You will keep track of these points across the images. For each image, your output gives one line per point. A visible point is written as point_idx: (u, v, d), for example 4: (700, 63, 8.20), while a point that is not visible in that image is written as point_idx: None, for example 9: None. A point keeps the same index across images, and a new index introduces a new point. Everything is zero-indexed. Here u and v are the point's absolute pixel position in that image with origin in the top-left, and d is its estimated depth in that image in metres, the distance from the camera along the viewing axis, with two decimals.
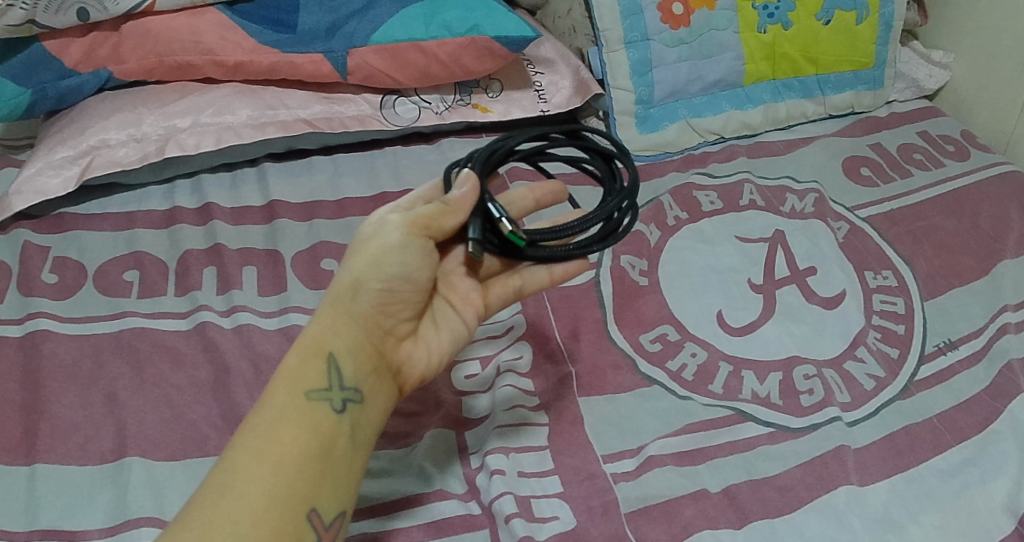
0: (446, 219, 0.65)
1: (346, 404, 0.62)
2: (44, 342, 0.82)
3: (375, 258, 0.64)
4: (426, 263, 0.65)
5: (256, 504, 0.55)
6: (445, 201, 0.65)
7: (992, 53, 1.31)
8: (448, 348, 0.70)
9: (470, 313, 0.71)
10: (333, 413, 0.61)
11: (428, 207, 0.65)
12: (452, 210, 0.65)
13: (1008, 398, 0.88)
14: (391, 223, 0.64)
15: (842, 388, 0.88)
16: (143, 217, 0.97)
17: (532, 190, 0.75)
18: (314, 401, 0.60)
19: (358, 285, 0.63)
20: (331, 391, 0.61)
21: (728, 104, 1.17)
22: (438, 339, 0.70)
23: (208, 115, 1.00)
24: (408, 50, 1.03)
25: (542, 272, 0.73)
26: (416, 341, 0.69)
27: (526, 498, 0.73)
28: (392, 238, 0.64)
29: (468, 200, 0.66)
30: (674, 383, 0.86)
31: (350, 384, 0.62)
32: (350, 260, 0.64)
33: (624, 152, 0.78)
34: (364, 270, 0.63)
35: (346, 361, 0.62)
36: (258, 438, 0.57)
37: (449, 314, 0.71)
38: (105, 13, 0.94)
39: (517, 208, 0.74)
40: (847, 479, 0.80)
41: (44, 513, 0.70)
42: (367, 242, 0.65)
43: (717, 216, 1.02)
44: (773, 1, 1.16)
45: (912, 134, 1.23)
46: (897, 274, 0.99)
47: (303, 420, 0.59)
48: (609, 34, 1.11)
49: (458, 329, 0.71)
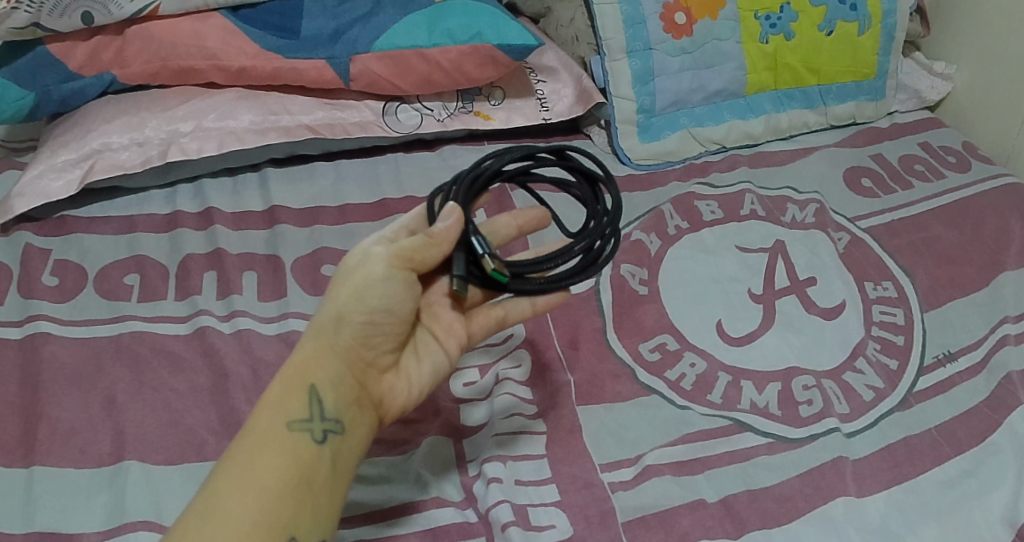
0: (428, 252, 0.65)
1: (327, 434, 0.61)
2: (44, 345, 0.82)
3: (357, 290, 0.63)
4: (409, 295, 0.65)
5: (239, 534, 0.55)
6: (429, 234, 0.65)
7: (993, 65, 1.31)
8: (430, 380, 0.69)
9: (452, 343, 0.70)
10: (313, 443, 0.60)
11: (412, 240, 0.64)
12: (436, 243, 0.65)
13: (1008, 410, 0.88)
14: (374, 255, 0.64)
15: (842, 398, 0.88)
16: (144, 221, 0.97)
17: (515, 217, 0.75)
18: (295, 431, 0.60)
19: (340, 317, 0.63)
20: (312, 422, 0.61)
21: (730, 114, 1.17)
22: (418, 371, 0.69)
23: (211, 119, 1.01)
24: (411, 57, 1.03)
25: (526, 303, 0.73)
26: (397, 374, 0.68)
27: (523, 507, 0.73)
28: (376, 269, 0.63)
29: (454, 233, 0.66)
30: (674, 393, 0.86)
31: (331, 415, 0.62)
32: (332, 292, 0.64)
33: (608, 175, 0.77)
34: (347, 302, 0.63)
35: (327, 391, 0.62)
36: (240, 468, 0.57)
37: (430, 345, 0.70)
38: (109, 16, 0.94)
39: (500, 236, 0.74)
40: (844, 490, 0.79)
41: (42, 515, 0.70)
42: (351, 273, 0.64)
43: (717, 226, 1.02)
44: (775, 11, 1.16)
45: (913, 145, 1.23)
46: (897, 286, 0.99)
47: (284, 450, 0.59)
48: (611, 43, 1.11)
49: (440, 360, 0.70)
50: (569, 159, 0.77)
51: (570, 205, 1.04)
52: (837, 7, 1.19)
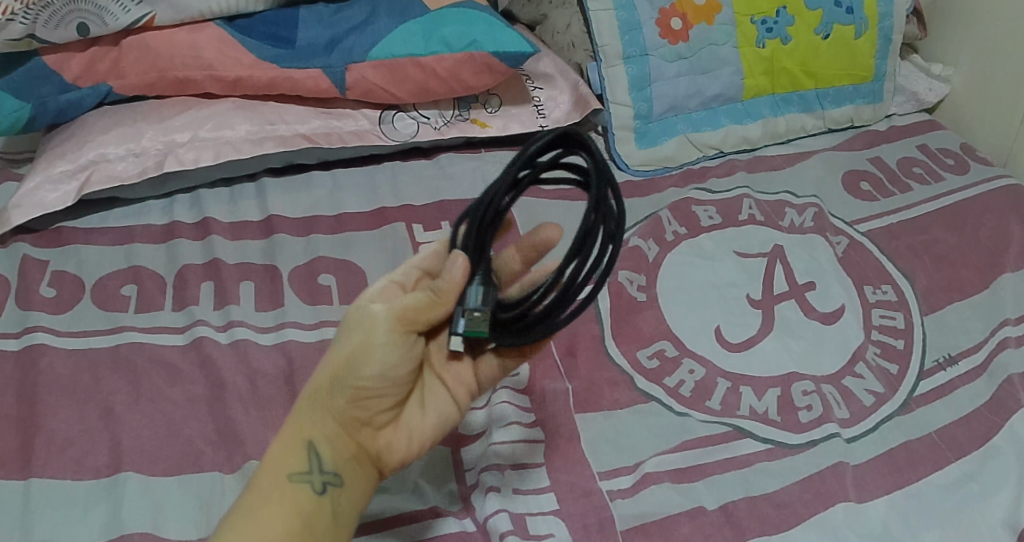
0: (432, 313, 0.62)
1: (327, 486, 0.61)
2: (41, 356, 0.81)
3: (356, 351, 0.62)
4: (411, 355, 0.63)
5: None
6: (434, 290, 0.62)
7: (992, 67, 1.30)
8: (434, 431, 0.67)
9: (460, 392, 0.68)
10: (313, 495, 0.60)
11: (413, 299, 0.62)
12: (441, 302, 0.62)
13: (1008, 413, 0.87)
14: (374, 315, 0.62)
15: (841, 403, 0.87)
16: (142, 232, 0.97)
17: (520, 247, 0.70)
18: (295, 484, 0.60)
19: (339, 377, 0.62)
20: (311, 474, 0.61)
21: (727, 119, 1.17)
22: (423, 422, 0.67)
23: (208, 130, 1.01)
24: (407, 65, 1.03)
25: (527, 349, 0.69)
26: (397, 427, 0.66)
27: (521, 516, 0.72)
28: (374, 333, 0.61)
29: (457, 286, 0.61)
30: (673, 400, 0.85)
31: (331, 467, 0.61)
32: (332, 350, 0.63)
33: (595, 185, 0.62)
34: (346, 363, 0.62)
35: (326, 447, 0.62)
36: (242, 521, 0.57)
37: (438, 394, 0.68)
38: (105, 28, 0.94)
39: (507, 271, 0.70)
40: (845, 495, 0.78)
41: (39, 528, 0.69)
42: (351, 332, 0.63)
43: (716, 231, 1.02)
44: (772, 15, 1.16)
45: (912, 148, 1.22)
46: (897, 289, 0.98)
47: (283, 504, 0.59)
48: (607, 49, 1.11)
49: (446, 410, 0.68)
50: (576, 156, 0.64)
51: (567, 212, 1.04)
52: (834, 11, 1.19)
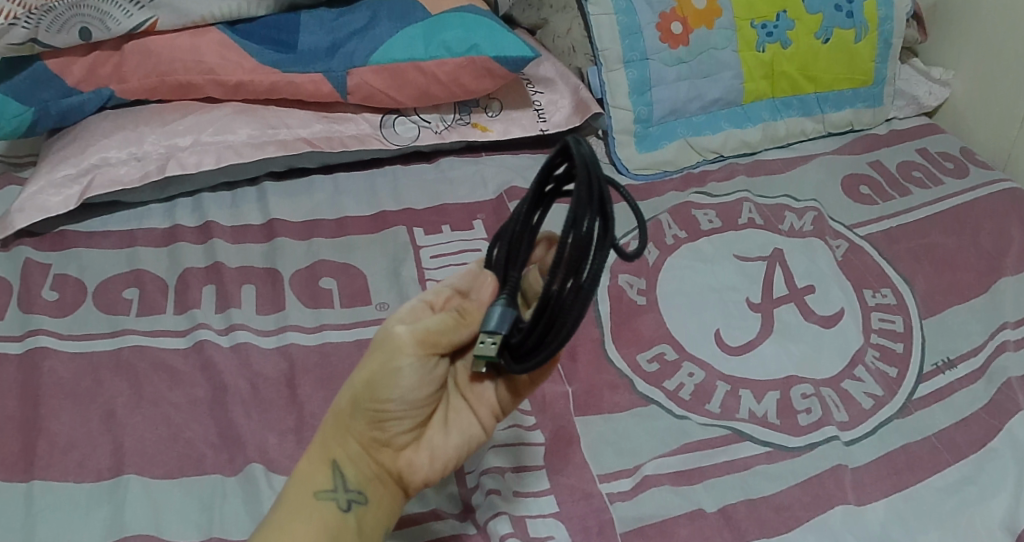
0: (453, 334, 0.61)
1: (353, 504, 0.62)
2: (44, 360, 0.81)
3: (378, 374, 0.61)
4: (434, 376, 0.62)
5: None
6: (460, 312, 0.61)
7: (992, 71, 1.30)
8: (459, 452, 0.65)
9: (486, 412, 0.66)
10: (339, 512, 0.61)
11: (436, 320, 0.61)
12: (465, 323, 0.61)
13: (1007, 416, 0.87)
14: (396, 337, 0.60)
15: (840, 406, 0.87)
16: (144, 235, 0.97)
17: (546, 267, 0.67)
18: (321, 501, 0.61)
19: (359, 400, 0.61)
20: (337, 492, 0.62)
21: (728, 123, 1.17)
22: (446, 443, 0.65)
23: (209, 134, 1.02)
24: (408, 69, 1.04)
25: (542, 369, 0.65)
26: (419, 447, 0.64)
27: (521, 519, 0.72)
28: (395, 356, 0.60)
29: (481, 308, 0.62)
30: (672, 403, 0.85)
31: (356, 486, 0.62)
32: (355, 372, 0.62)
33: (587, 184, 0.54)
34: (367, 386, 0.61)
35: (350, 467, 0.62)
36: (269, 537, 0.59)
37: (463, 415, 0.66)
38: (107, 32, 0.95)
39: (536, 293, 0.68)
40: (844, 498, 0.79)
41: (42, 529, 0.69)
42: (374, 354, 0.62)
43: (716, 235, 1.02)
44: (772, 20, 1.17)
45: (912, 152, 1.22)
46: (896, 293, 0.98)
47: (309, 522, 0.60)
48: (607, 53, 1.11)
49: (471, 430, 0.66)
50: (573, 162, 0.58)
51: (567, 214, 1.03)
52: (835, 15, 1.20)
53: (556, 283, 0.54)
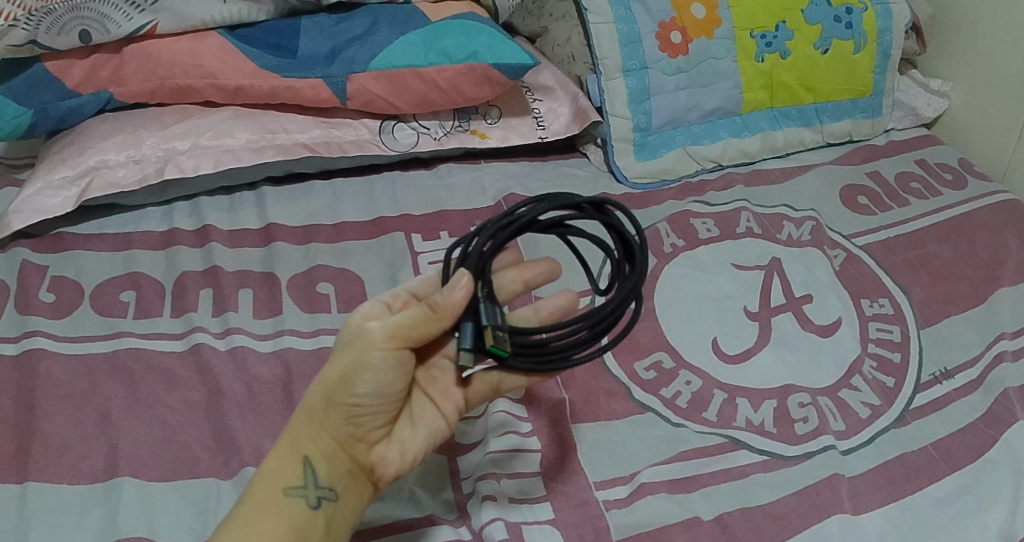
0: (426, 329, 0.60)
1: (322, 501, 0.60)
2: (39, 361, 0.81)
3: (349, 370, 0.60)
4: (405, 373, 0.61)
5: None
6: (432, 306, 0.61)
7: (990, 83, 1.31)
8: (425, 446, 0.66)
9: (450, 407, 0.67)
10: (308, 510, 0.60)
11: (409, 315, 0.60)
12: (438, 318, 0.61)
13: (1004, 427, 0.87)
14: (369, 333, 0.60)
15: (837, 416, 0.87)
16: (140, 239, 0.97)
17: (521, 272, 0.70)
18: (290, 498, 0.60)
19: (330, 396, 0.60)
20: (307, 488, 0.60)
21: (726, 132, 1.18)
22: (413, 437, 0.65)
23: (208, 138, 1.02)
24: (408, 76, 1.04)
25: (522, 376, 0.69)
26: (389, 443, 0.64)
27: (516, 525, 0.71)
28: (368, 351, 0.60)
29: (457, 304, 0.61)
30: (668, 411, 0.85)
31: (326, 482, 0.61)
32: (326, 367, 0.61)
33: (641, 245, 0.68)
34: (338, 382, 0.60)
35: (321, 462, 0.61)
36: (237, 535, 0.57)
37: (427, 409, 0.67)
38: (107, 35, 0.95)
39: (506, 292, 0.70)
40: (841, 508, 0.78)
41: (34, 531, 0.69)
42: (346, 349, 0.61)
43: (713, 244, 1.02)
44: (771, 30, 1.17)
45: (911, 163, 1.23)
46: (894, 303, 0.98)
47: (277, 518, 0.59)
48: (606, 62, 1.11)
49: (437, 424, 0.66)
50: (610, 215, 0.68)
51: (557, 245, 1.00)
52: (833, 26, 1.20)
53: (604, 310, 0.64)
